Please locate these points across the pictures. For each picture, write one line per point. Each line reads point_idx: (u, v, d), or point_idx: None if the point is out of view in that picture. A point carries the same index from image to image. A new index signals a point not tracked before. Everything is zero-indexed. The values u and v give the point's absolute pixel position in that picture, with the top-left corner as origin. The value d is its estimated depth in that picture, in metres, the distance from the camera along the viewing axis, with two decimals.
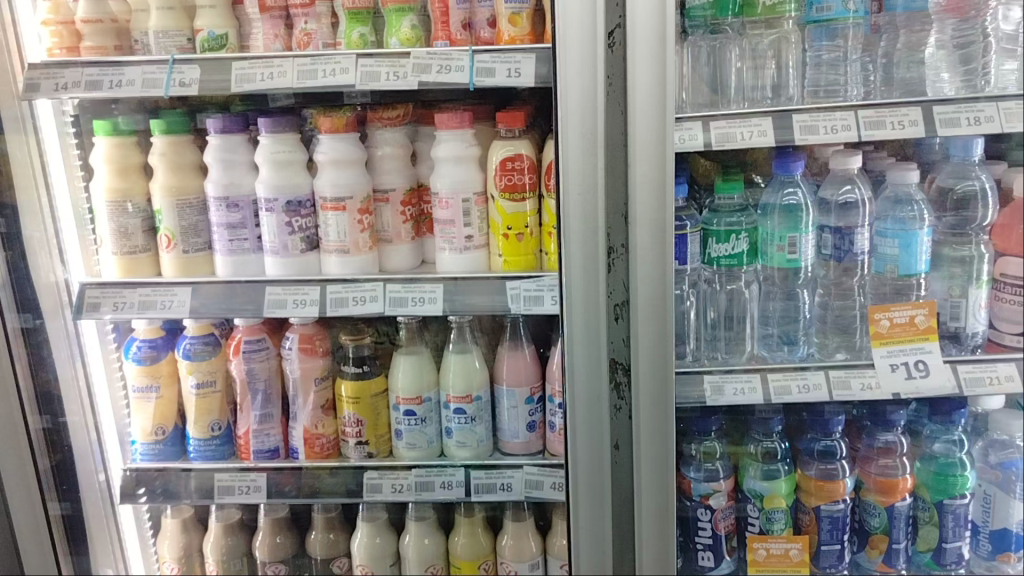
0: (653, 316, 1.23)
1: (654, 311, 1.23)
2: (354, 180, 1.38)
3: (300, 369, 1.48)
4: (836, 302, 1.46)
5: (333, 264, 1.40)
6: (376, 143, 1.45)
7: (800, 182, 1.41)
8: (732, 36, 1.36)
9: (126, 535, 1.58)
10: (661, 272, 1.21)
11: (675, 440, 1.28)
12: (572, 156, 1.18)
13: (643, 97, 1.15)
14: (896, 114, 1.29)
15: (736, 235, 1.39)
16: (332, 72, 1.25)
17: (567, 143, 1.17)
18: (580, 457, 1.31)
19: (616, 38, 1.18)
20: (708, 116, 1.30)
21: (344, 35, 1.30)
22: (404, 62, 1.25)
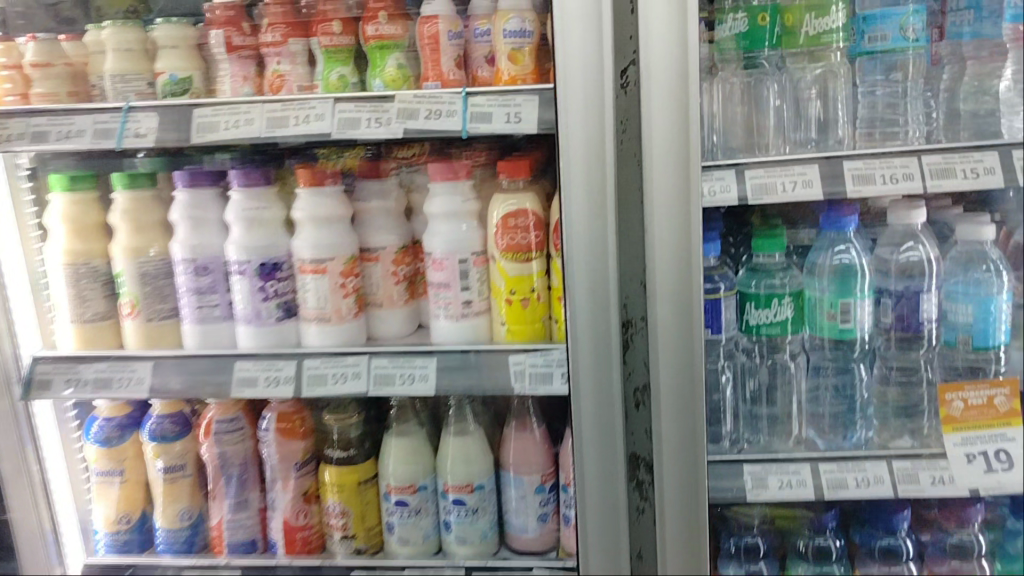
0: (679, 404, 1.04)
1: (679, 399, 1.04)
2: (337, 240, 1.21)
3: (278, 454, 1.30)
4: (899, 376, 1.25)
5: (312, 335, 1.23)
6: (363, 197, 1.28)
7: (853, 238, 1.21)
8: (771, 71, 1.17)
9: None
10: (687, 353, 1.02)
11: (710, 551, 1.07)
12: (576, 213, 1.01)
13: (660, 144, 0.97)
14: (968, 160, 1.09)
15: (779, 300, 1.20)
16: (305, 119, 1.10)
17: (570, 197, 1.00)
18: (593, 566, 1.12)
19: (631, 78, 1.02)
20: (742, 162, 1.12)
21: (322, 77, 1.16)
22: (387, 106, 1.09)
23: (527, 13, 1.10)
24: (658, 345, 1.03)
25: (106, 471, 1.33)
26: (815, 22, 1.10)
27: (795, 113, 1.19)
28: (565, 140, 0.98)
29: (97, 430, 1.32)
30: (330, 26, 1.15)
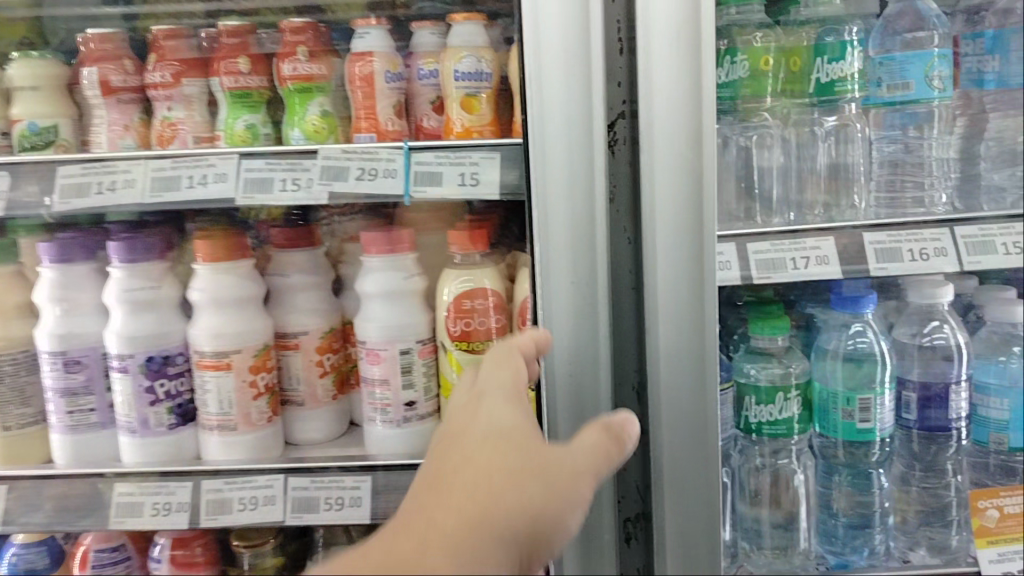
0: (685, 538, 0.85)
1: (685, 532, 0.85)
2: (246, 326, 0.98)
3: None
4: (920, 480, 1.07)
5: (213, 446, 0.99)
6: (280, 269, 1.05)
7: (870, 320, 1.05)
8: (774, 125, 0.99)
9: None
10: (695, 477, 0.83)
11: None
12: (560, 308, 0.82)
13: (666, 235, 0.78)
14: (1008, 232, 0.92)
15: (785, 394, 1.00)
16: (201, 181, 0.87)
17: (552, 289, 0.82)
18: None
19: (620, 134, 0.84)
20: (746, 234, 0.92)
21: (225, 126, 0.94)
22: (308, 164, 0.87)
23: (483, 51, 0.90)
24: (660, 466, 0.84)
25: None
26: (830, 67, 0.92)
27: (799, 171, 1.01)
28: (547, 214, 0.80)
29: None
30: (235, 64, 0.93)
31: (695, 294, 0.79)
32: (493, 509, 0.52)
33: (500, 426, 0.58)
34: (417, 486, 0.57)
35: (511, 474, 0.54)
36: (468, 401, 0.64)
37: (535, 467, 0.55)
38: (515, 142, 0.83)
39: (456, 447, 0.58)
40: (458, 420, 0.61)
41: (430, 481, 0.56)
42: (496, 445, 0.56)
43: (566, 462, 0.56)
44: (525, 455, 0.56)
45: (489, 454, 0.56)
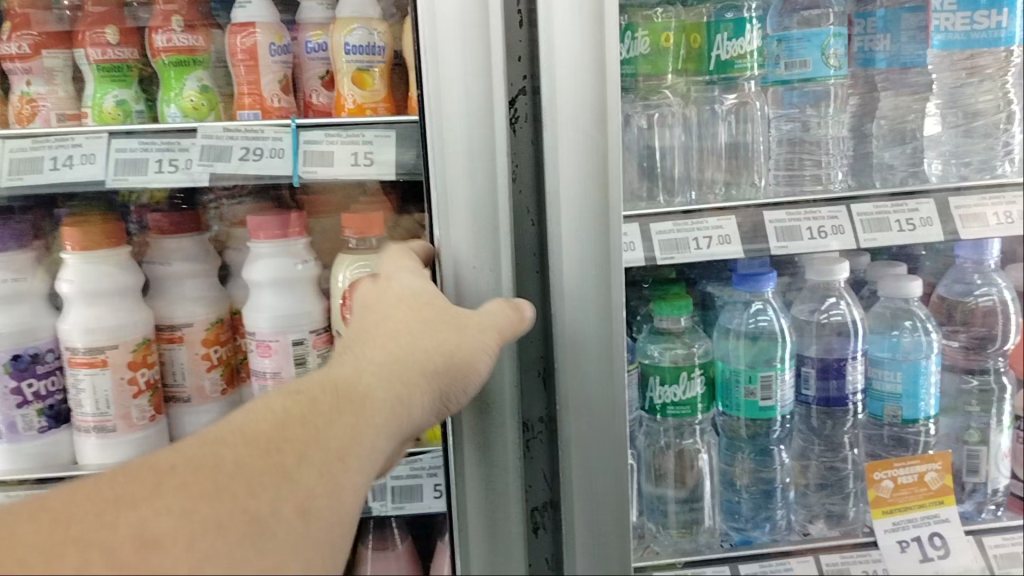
0: (595, 527, 0.84)
1: (595, 521, 0.83)
2: (123, 319, 0.91)
3: None
4: (819, 454, 1.09)
5: (90, 449, 0.92)
6: (160, 257, 0.98)
7: (771, 298, 1.06)
8: (676, 104, 0.97)
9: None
10: (604, 464, 0.82)
11: None
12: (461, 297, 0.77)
13: (571, 211, 0.75)
14: (903, 209, 0.93)
15: (688, 374, 1.00)
16: (66, 162, 0.79)
17: None
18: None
19: (521, 112, 0.78)
20: (650, 214, 0.90)
21: (92, 102, 0.86)
22: (186, 143, 0.80)
23: (377, 23, 0.85)
24: (569, 459, 0.82)
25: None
26: (728, 45, 0.91)
27: (701, 151, 1.00)
28: (448, 199, 0.76)
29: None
30: (102, 34, 0.84)
31: (604, 272, 0.76)
32: (410, 348, 0.66)
33: (413, 287, 0.72)
34: (344, 336, 0.70)
35: (426, 327, 0.69)
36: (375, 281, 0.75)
37: (447, 320, 0.70)
38: (412, 120, 0.79)
39: (374, 314, 0.70)
40: (373, 287, 0.74)
41: (352, 335, 0.69)
42: (410, 304, 0.70)
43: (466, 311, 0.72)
44: (435, 309, 0.71)
45: (403, 309, 0.70)
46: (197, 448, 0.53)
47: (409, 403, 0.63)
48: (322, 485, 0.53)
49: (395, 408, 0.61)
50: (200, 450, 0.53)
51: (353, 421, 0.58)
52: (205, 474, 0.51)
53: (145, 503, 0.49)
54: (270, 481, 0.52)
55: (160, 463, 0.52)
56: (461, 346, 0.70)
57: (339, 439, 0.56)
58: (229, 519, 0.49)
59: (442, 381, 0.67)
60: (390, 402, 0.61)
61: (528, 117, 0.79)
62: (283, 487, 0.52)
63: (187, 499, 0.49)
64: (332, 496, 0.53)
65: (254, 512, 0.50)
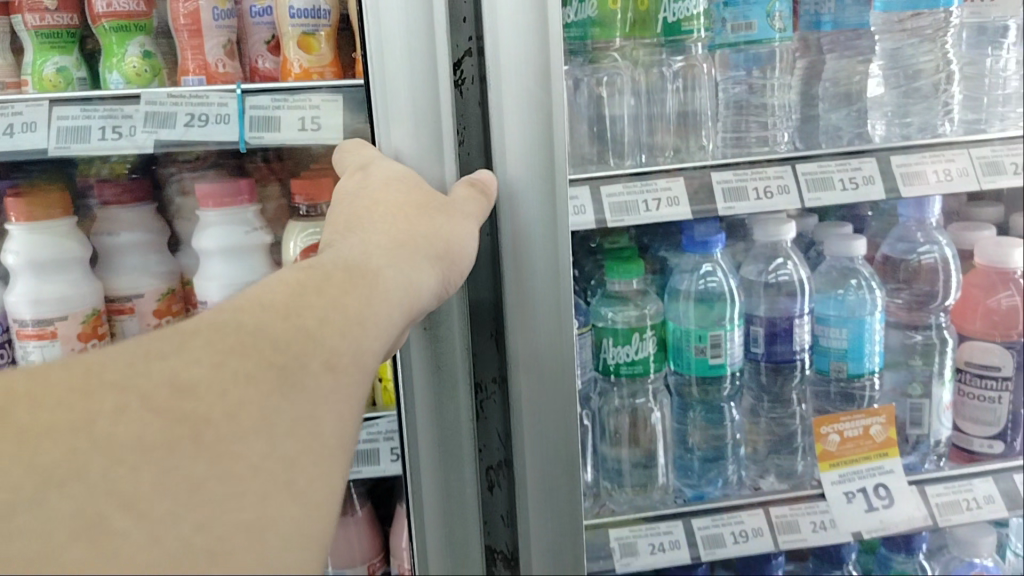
0: (547, 480, 0.85)
1: (547, 475, 0.85)
2: (71, 292, 0.90)
3: None
4: (769, 411, 1.12)
5: None
6: (107, 228, 0.96)
7: (719, 259, 1.07)
8: (624, 68, 0.99)
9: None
10: (554, 417, 0.83)
11: None
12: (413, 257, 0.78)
13: (518, 170, 0.76)
14: (845, 168, 0.95)
15: (640, 335, 1.02)
16: (8, 131, 0.78)
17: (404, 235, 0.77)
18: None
19: (466, 74, 0.77)
20: (601, 176, 0.91)
21: (32, 70, 0.84)
22: (129, 110, 0.79)
23: None
24: (519, 413, 0.83)
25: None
26: (675, 7, 0.92)
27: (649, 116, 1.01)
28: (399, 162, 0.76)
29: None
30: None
31: (550, 229, 0.77)
32: (406, 235, 0.66)
33: (394, 172, 0.73)
34: (336, 225, 0.70)
35: (411, 214, 0.68)
36: (353, 171, 0.74)
37: (438, 206, 0.70)
38: (359, 84, 0.79)
39: (364, 193, 0.70)
40: (351, 182, 0.73)
41: (347, 220, 0.68)
42: (389, 191, 0.69)
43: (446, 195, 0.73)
44: (423, 195, 0.71)
45: (393, 196, 0.69)
46: (220, 318, 0.50)
47: (415, 283, 0.62)
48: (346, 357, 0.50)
49: (405, 284, 0.60)
50: (219, 315, 0.50)
51: (371, 294, 0.56)
52: (229, 332, 0.48)
53: (171, 360, 0.47)
54: (294, 340, 0.48)
55: (181, 329, 0.50)
56: (453, 230, 0.70)
57: (358, 306, 0.54)
58: (258, 368, 0.46)
59: (444, 260, 0.68)
60: (398, 282, 0.59)
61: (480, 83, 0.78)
62: (310, 344, 0.49)
63: (210, 357, 0.47)
64: (350, 356, 0.51)
65: (286, 358, 0.47)
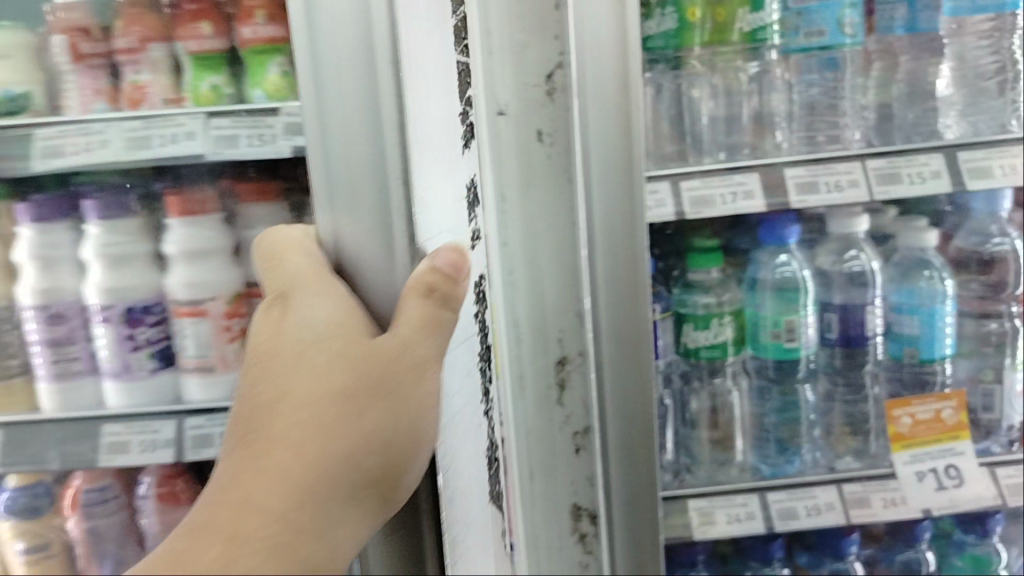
0: (626, 438, 0.93)
1: (625, 433, 0.93)
2: (218, 277, 1.05)
3: (159, 525, 1.10)
4: (844, 395, 1.18)
5: (194, 389, 1.05)
6: (246, 223, 1.10)
7: (795, 250, 1.15)
8: (702, 73, 1.08)
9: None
10: (632, 382, 0.91)
11: None
12: None
13: (597, 160, 0.84)
14: (914, 163, 1.01)
15: (718, 320, 1.11)
16: (172, 139, 0.93)
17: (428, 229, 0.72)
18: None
19: (557, 84, 0.84)
20: (680, 173, 1.01)
21: (190, 87, 0.99)
22: (271, 121, 0.93)
23: None
24: (601, 374, 0.92)
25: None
26: (749, 17, 1.00)
27: (727, 116, 1.10)
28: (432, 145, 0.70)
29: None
30: (199, 28, 0.98)
31: (628, 212, 0.84)
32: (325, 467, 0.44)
33: (325, 322, 0.50)
34: (244, 410, 0.47)
35: (333, 422, 0.45)
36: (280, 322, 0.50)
37: (372, 398, 0.47)
38: None
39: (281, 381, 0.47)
40: (268, 330, 0.50)
41: (258, 411, 0.46)
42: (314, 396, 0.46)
43: (396, 340, 0.50)
44: (362, 385, 0.47)
45: (320, 363, 0.48)
46: None
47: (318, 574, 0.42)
48: (330, 504, 0.44)
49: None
50: None
51: None
52: None
53: None
54: None
55: None
56: (388, 429, 0.47)
57: None
58: None
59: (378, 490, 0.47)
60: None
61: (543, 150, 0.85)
62: None
63: None
64: None
65: None
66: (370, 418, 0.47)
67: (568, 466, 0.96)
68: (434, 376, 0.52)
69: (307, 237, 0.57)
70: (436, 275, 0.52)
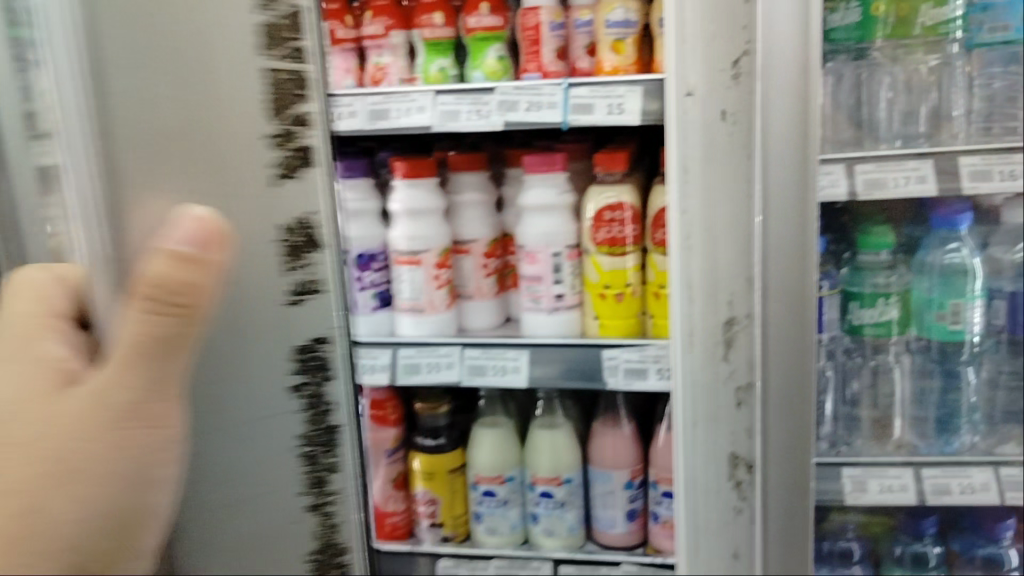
0: (786, 390, 1.03)
1: (786, 386, 1.02)
2: (433, 232, 1.22)
3: (371, 440, 1.33)
4: (1007, 380, 1.23)
5: (406, 325, 1.25)
6: (456, 189, 1.27)
7: (966, 237, 1.19)
8: (883, 63, 1.15)
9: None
10: (793, 337, 1.01)
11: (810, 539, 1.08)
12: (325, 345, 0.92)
13: (779, 139, 0.95)
14: None
15: (885, 300, 1.18)
16: (406, 112, 1.11)
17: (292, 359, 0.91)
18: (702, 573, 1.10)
19: (743, 68, 0.94)
20: (854, 156, 1.08)
21: (422, 69, 1.17)
22: (488, 99, 1.09)
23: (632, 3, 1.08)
24: (767, 332, 1.01)
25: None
26: (932, 12, 1.09)
27: (906, 107, 1.15)
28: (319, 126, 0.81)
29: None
30: (432, 18, 1.15)
31: (802, 184, 0.96)
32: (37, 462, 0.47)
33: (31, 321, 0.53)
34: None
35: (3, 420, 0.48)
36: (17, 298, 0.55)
37: (38, 404, 0.48)
38: (656, 78, 1.02)
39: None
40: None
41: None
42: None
43: (82, 393, 0.48)
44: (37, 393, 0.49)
45: (18, 426, 0.47)
46: None
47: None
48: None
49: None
50: None
51: None
52: None
53: None
54: None
55: None
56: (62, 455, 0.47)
57: None
58: None
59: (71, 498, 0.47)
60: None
61: (307, 145, 0.74)
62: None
63: None
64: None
65: None
66: (104, 448, 0.47)
67: (729, 417, 1.04)
68: (157, 413, 0.48)
69: (53, 282, 0.56)
70: (167, 268, 0.44)
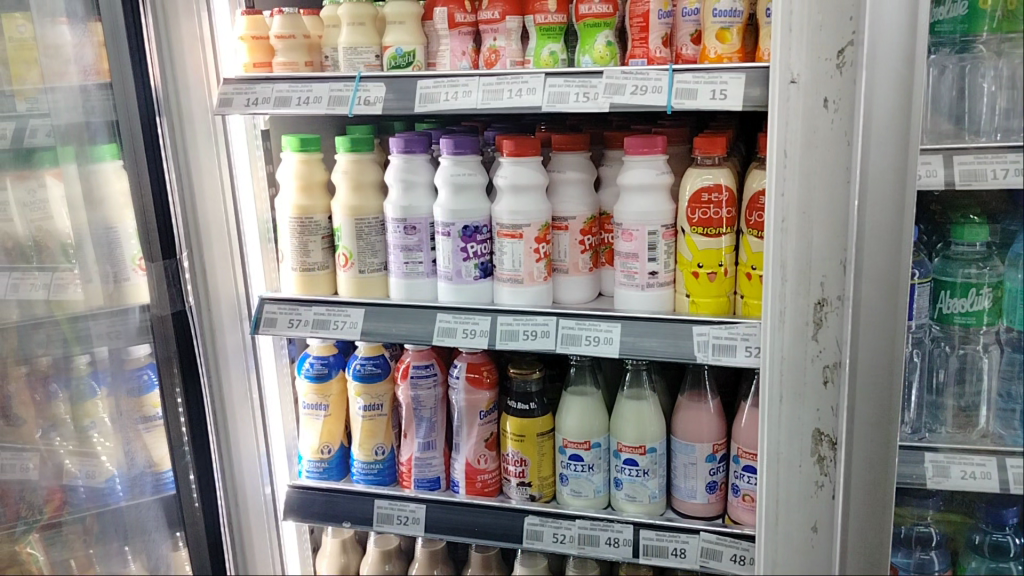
0: (874, 370, 1.06)
1: (874, 365, 1.06)
2: (536, 207, 1.28)
3: (466, 400, 1.42)
4: None
5: (505, 295, 1.33)
6: (559, 167, 1.32)
7: None
8: (986, 57, 1.19)
9: (289, 569, 1.57)
10: (886, 320, 1.04)
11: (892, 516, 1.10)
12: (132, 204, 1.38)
13: (881, 127, 0.99)
14: None
15: (976, 290, 1.22)
16: (518, 93, 1.17)
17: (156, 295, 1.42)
18: (780, 546, 1.13)
19: (848, 58, 0.99)
20: (954, 147, 1.09)
21: (534, 53, 1.26)
22: (596, 82, 1.15)
23: None
24: (859, 314, 1.05)
25: (76, 469, 1.50)
26: None
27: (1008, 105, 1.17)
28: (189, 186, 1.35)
29: (83, 496, 1.51)
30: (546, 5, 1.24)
31: (902, 171, 1.00)
32: None
33: None
34: None
35: None
36: None
37: None
38: (759, 66, 1.06)
39: None
40: None
41: None
42: None
43: None
44: None
45: None
46: None
47: None
48: None
49: None
50: None
51: None
52: None
53: None
54: None
55: None
56: None
57: None
58: None
59: None
60: None
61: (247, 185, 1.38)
62: None
63: None
64: None
65: None
66: None
67: (815, 394, 1.08)
68: None
69: None
70: None
